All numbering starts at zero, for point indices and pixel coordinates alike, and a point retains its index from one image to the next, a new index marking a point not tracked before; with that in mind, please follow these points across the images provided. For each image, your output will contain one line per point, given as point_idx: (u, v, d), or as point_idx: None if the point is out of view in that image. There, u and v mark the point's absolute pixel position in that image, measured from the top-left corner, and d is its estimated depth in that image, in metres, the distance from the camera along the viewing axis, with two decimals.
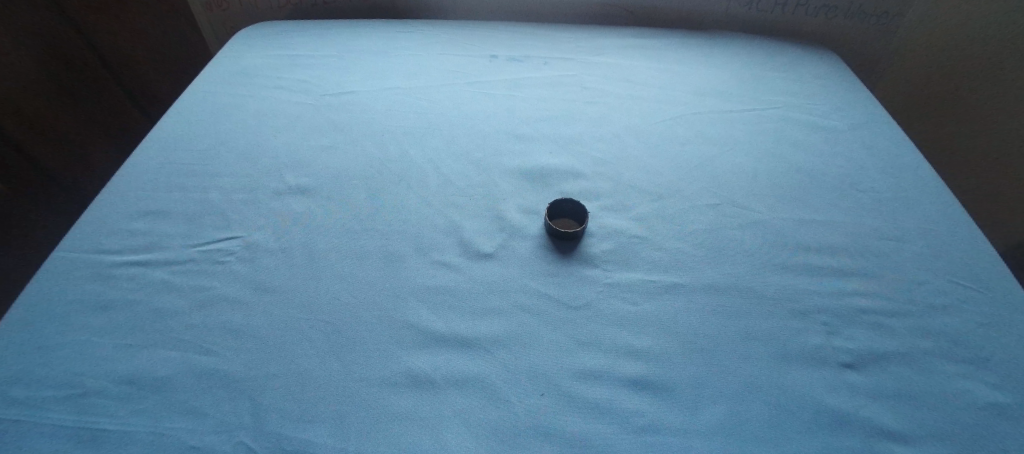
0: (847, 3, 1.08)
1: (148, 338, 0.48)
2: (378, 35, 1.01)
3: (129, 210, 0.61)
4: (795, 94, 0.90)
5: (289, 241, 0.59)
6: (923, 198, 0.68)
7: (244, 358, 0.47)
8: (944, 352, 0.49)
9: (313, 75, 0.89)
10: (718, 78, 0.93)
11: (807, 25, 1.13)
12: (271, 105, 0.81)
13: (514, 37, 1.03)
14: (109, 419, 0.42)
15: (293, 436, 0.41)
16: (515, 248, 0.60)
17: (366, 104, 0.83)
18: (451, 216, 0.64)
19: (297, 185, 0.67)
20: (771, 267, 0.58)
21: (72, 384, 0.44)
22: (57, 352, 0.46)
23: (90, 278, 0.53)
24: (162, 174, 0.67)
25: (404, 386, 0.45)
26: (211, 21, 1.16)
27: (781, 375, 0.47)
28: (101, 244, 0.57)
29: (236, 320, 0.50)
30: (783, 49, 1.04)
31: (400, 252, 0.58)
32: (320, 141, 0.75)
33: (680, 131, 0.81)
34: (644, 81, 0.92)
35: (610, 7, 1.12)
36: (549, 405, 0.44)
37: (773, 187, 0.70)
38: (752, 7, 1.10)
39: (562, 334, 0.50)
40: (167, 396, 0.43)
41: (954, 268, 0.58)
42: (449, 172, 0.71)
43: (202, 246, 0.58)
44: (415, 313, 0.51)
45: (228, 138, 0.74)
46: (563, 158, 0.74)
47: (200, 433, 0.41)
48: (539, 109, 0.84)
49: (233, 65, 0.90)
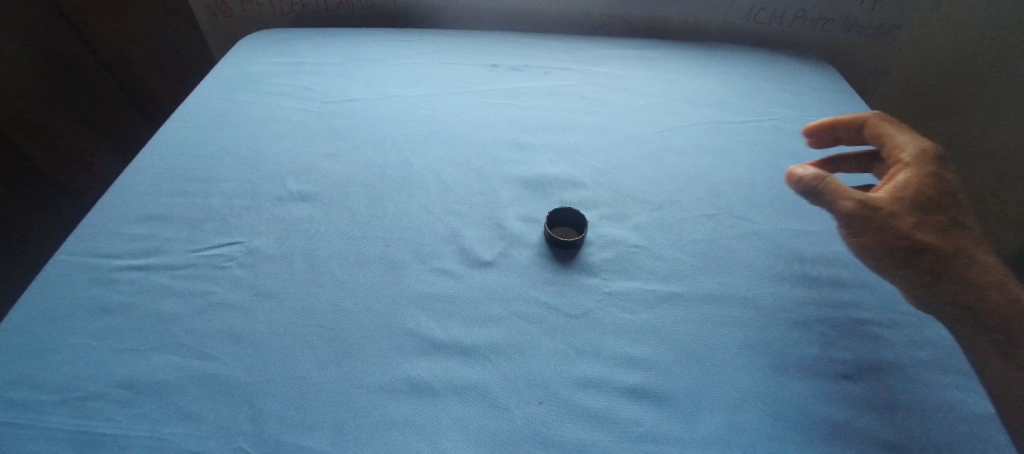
0: (844, 16, 1.11)
1: (148, 342, 0.48)
2: (381, 43, 1.02)
3: (131, 215, 0.62)
4: (792, 106, 0.91)
5: (290, 247, 0.60)
6: None
7: (245, 363, 0.47)
8: (940, 364, 0.50)
9: (317, 82, 0.90)
10: (716, 89, 0.94)
11: (805, 36, 1.15)
12: (275, 112, 0.82)
13: (513, 46, 1.04)
14: (107, 424, 0.42)
15: (293, 442, 0.41)
16: (514, 256, 0.60)
17: (368, 111, 0.84)
18: (451, 224, 0.64)
19: (298, 191, 0.68)
20: (768, 278, 0.59)
21: (70, 388, 0.44)
22: (58, 355, 0.47)
23: (90, 281, 0.53)
24: (163, 179, 0.68)
25: (403, 392, 0.45)
26: (213, 25, 1.17)
27: (777, 385, 0.47)
28: (103, 248, 0.57)
29: (236, 326, 0.51)
30: (780, 61, 1.05)
31: (399, 259, 0.59)
32: (322, 148, 0.75)
33: (678, 141, 0.81)
34: (643, 91, 0.93)
35: (608, 18, 1.13)
36: (547, 412, 0.44)
37: (770, 197, 0.71)
38: (750, 19, 1.12)
39: (561, 341, 0.51)
40: (166, 401, 0.44)
41: None
42: (449, 179, 0.72)
43: (204, 250, 0.58)
44: (414, 320, 0.52)
45: (231, 144, 0.75)
46: (563, 166, 0.75)
47: (199, 438, 0.41)
48: (540, 118, 0.85)
49: (238, 71, 0.91)
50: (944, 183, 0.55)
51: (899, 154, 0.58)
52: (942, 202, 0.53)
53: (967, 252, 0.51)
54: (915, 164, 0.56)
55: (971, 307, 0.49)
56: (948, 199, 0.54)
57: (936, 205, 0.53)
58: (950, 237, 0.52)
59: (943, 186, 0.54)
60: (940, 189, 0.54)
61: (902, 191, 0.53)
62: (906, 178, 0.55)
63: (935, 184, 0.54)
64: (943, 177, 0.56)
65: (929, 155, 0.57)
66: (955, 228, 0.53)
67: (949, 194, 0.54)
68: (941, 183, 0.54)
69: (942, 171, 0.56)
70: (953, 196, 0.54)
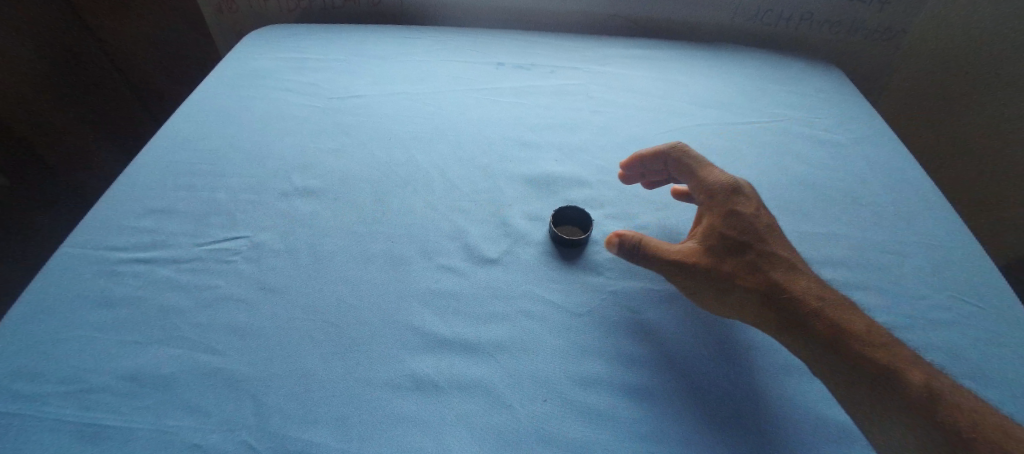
0: (850, 18, 1.10)
1: (153, 335, 0.48)
2: (386, 40, 1.02)
3: (136, 208, 0.62)
4: (798, 107, 0.91)
5: (296, 242, 0.60)
6: (924, 213, 0.69)
7: (249, 357, 0.47)
8: (945, 368, 0.49)
9: (322, 78, 0.90)
10: (721, 90, 0.94)
11: (811, 39, 1.14)
12: (280, 107, 0.82)
13: (519, 44, 1.04)
14: (111, 416, 0.42)
15: (297, 436, 0.41)
16: (519, 254, 0.60)
17: (374, 108, 0.84)
18: (456, 221, 0.64)
19: (303, 186, 0.68)
20: None
21: (75, 380, 0.44)
22: (62, 347, 0.47)
23: (96, 274, 0.53)
24: (169, 172, 0.68)
25: (407, 389, 0.45)
26: (219, 21, 1.17)
27: (781, 386, 0.47)
28: (109, 241, 0.57)
29: (240, 320, 0.51)
30: (786, 62, 1.05)
31: (404, 255, 0.59)
32: (327, 144, 0.75)
33: (684, 142, 0.81)
34: (649, 91, 0.93)
35: (614, 18, 1.13)
36: (551, 410, 0.44)
37: (775, 199, 0.71)
38: (756, 21, 1.12)
39: (564, 339, 0.51)
40: (170, 394, 0.44)
41: (954, 283, 0.59)
42: (454, 176, 0.72)
43: (209, 244, 0.58)
44: (419, 317, 0.52)
45: (236, 139, 0.75)
46: (568, 165, 0.75)
47: (203, 432, 0.41)
48: (545, 117, 0.85)
49: (243, 66, 0.91)
50: (740, 218, 0.53)
51: (702, 197, 0.57)
52: (739, 239, 0.52)
53: (782, 286, 0.48)
54: (712, 204, 0.55)
55: (801, 333, 0.47)
56: (746, 234, 0.52)
57: (739, 244, 0.51)
58: (761, 271, 0.50)
59: (740, 222, 0.53)
60: (734, 228, 0.52)
61: (707, 237, 0.53)
62: (710, 220, 0.54)
63: (729, 224, 0.53)
64: (740, 208, 0.54)
65: (728, 188, 0.55)
66: (763, 262, 0.50)
67: (748, 227, 0.52)
68: (736, 220, 0.53)
69: (738, 203, 0.54)
70: (752, 227, 0.52)
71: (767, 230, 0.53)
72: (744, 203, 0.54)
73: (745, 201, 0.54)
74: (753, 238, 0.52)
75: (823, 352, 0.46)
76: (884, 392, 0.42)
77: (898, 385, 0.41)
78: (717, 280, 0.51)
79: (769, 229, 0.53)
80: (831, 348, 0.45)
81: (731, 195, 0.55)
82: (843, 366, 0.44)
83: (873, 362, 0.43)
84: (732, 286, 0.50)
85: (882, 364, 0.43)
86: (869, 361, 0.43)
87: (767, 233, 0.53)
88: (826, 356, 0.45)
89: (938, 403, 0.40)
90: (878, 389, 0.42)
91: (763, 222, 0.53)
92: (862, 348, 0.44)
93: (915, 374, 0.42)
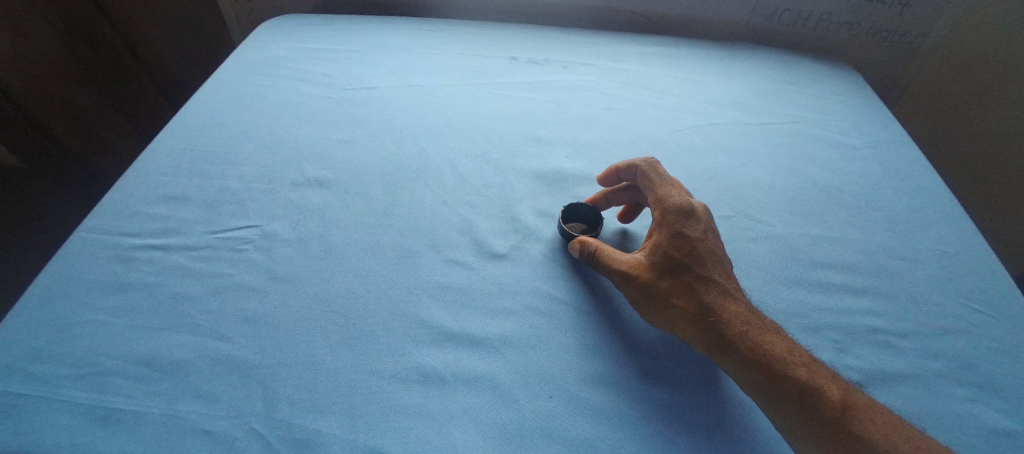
0: (870, 20, 1.08)
1: (165, 321, 0.49)
2: (400, 31, 1.02)
3: (150, 195, 0.62)
4: (813, 109, 0.89)
5: (305, 232, 0.60)
6: (938, 219, 0.68)
7: (259, 346, 0.47)
8: (955, 376, 0.49)
9: (336, 69, 0.90)
10: (737, 89, 0.93)
11: (828, 39, 1.13)
12: (293, 97, 0.82)
13: (533, 39, 1.03)
14: (123, 400, 0.42)
15: (303, 425, 0.42)
16: (528, 250, 0.60)
17: (387, 99, 0.84)
18: (466, 215, 0.64)
19: (314, 177, 0.68)
20: (784, 281, 0.58)
21: (88, 363, 0.45)
22: (77, 330, 0.47)
23: (110, 259, 0.54)
24: (182, 160, 0.68)
25: (414, 381, 0.45)
26: (234, 10, 1.17)
27: None
28: (123, 227, 0.58)
29: (251, 308, 0.51)
30: (803, 63, 1.03)
31: (414, 249, 0.59)
32: (338, 135, 0.76)
33: (696, 141, 0.81)
34: (663, 89, 0.92)
35: (629, 14, 1.12)
36: (555, 407, 0.44)
37: (789, 201, 0.70)
38: (773, 21, 1.10)
39: (569, 336, 0.51)
40: (181, 379, 0.44)
41: (967, 291, 0.58)
42: (465, 171, 0.71)
43: (221, 233, 0.59)
44: (427, 310, 0.52)
45: (249, 128, 0.75)
46: (579, 162, 0.75)
47: (213, 418, 0.42)
48: (558, 113, 0.84)
49: (257, 55, 0.92)
50: (685, 239, 0.51)
51: (653, 213, 0.55)
52: (680, 261, 0.50)
53: (719, 310, 0.47)
54: (662, 221, 0.53)
55: (733, 359, 0.45)
56: (687, 255, 0.50)
57: (680, 266, 0.50)
58: (698, 295, 0.48)
59: (685, 244, 0.51)
60: (678, 249, 0.51)
61: (651, 255, 0.52)
62: (656, 240, 0.53)
63: (673, 244, 0.51)
64: (688, 230, 0.52)
65: (680, 208, 0.53)
66: (701, 286, 0.49)
67: (692, 249, 0.50)
68: (681, 241, 0.51)
69: (686, 224, 0.52)
70: (696, 249, 0.51)
71: (711, 255, 0.51)
72: (693, 224, 0.52)
73: (694, 223, 0.52)
74: (694, 260, 0.50)
75: (751, 378, 0.44)
76: (808, 420, 0.41)
77: (819, 412, 0.41)
78: (655, 297, 0.50)
79: (713, 254, 0.51)
80: (761, 373, 0.44)
81: (682, 216, 0.53)
82: (770, 390, 0.43)
83: (798, 389, 0.42)
84: (668, 306, 0.49)
85: (807, 391, 0.42)
86: (794, 388, 0.42)
87: (710, 257, 0.51)
88: (751, 381, 0.44)
89: (861, 435, 0.39)
90: (805, 413, 0.41)
91: (708, 247, 0.51)
92: (791, 374, 0.43)
93: (836, 400, 0.41)
